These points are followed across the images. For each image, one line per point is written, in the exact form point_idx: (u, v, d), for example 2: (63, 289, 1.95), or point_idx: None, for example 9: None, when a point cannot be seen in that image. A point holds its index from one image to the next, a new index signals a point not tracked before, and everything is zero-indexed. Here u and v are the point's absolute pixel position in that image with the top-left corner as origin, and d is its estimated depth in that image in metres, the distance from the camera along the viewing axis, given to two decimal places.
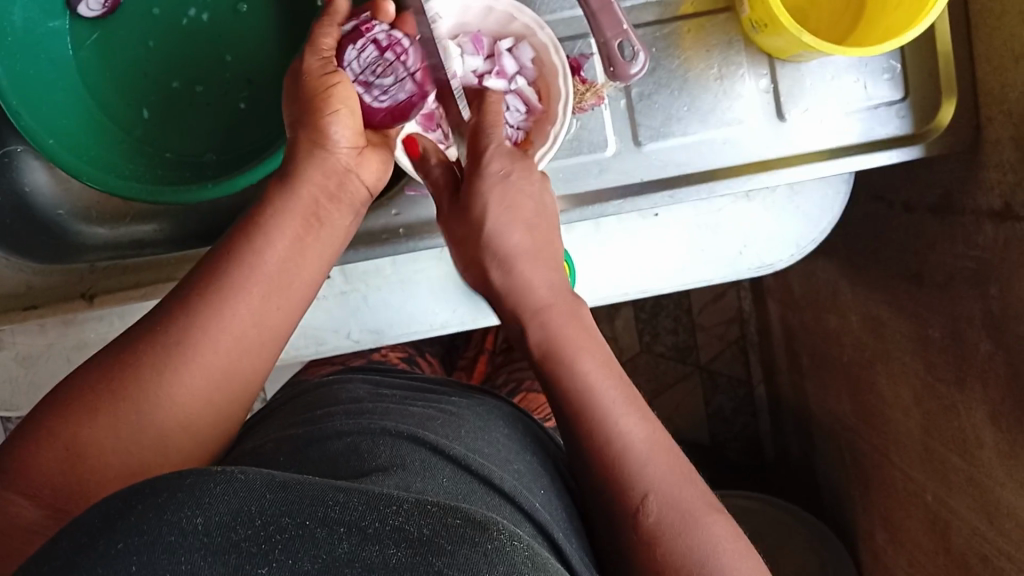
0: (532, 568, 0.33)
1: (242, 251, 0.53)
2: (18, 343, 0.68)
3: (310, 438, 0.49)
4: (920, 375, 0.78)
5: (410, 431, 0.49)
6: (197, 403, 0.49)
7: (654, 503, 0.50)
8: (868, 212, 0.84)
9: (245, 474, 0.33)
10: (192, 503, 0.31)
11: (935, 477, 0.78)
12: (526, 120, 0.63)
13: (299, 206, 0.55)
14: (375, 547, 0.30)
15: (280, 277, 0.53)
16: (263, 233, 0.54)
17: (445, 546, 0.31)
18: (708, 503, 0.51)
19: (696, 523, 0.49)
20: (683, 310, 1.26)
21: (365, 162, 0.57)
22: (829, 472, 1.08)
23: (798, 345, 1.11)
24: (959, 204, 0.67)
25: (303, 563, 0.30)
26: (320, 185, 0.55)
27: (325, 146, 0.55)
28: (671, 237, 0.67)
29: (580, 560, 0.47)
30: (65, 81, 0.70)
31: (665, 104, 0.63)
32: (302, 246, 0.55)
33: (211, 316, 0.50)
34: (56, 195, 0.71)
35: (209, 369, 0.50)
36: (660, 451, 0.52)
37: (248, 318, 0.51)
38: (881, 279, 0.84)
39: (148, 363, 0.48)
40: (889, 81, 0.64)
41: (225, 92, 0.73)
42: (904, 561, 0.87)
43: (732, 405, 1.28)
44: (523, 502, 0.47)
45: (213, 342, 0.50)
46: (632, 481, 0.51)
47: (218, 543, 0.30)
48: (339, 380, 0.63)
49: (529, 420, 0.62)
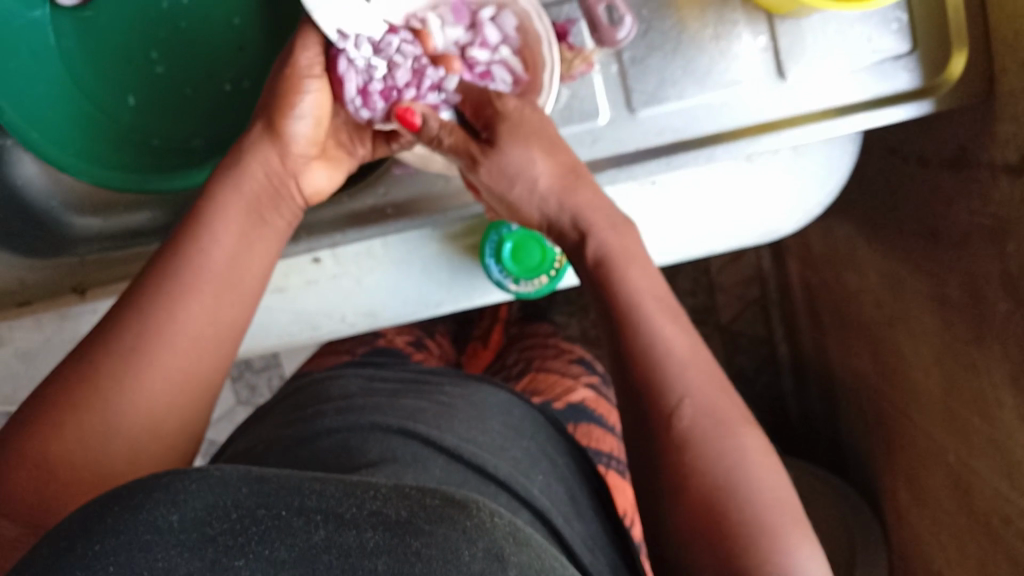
0: (515, 543, 0.31)
1: (185, 247, 0.53)
2: (16, 339, 0.67)
3: (303, 436, 0.49)
4: (940, 334, 0.75)
5: (400, 424, 0.49)
6: (158, 404, 0.48)
7: (689, 409, 0.50)
8: (883, 167, 0.81)
9: (221, 470, 0.31)
10: (168, 501, 0.30)
11: (956, 439, 0.76)
12: (512, 91, 0.61)
13: (245, 204, 0.55)
14: (351, 532, 0.29)
15: (223, 278, 0.53)
16: (205, 237, 0.53)
17: (423, 527, 0.30)
18: (742, 414, 0.51)
19: (725, 435, 0.50)
20: (701, 271, 1.24)
21: (313, 168, 0.59)
22: (852, 431, 1.06)
23: (817, 304, 1.08)
24: (975, 158, 0.64)
25: (279, 552, 0.28)
26: (269, 191, 0.57)
27: (280, 149, 0.57)
28: (673, 206, 0.65)
29: (584, 545, 0.46)
30: (49, 73, 0.69)
31: (659, 68, 0.61)
32: (248, 242, 0.55)
33: (160, 314, 0.50)
34: (48, 188, 0.70)
35: (167, 368, 0.49)
36: (695, 356, 0.53)
37: (200, 315, 0.51)
38: (898, 237, 0.81)
39: (108, 371, 0.48)
40: (897, 33, 0.60)
41: (210, 74, 0.71)
42: (928, 521, 0.86)
43: (754, 365, 1.26)
44: (519, 489, 0.46)
45: (170, 341, 0.50)
46: (668, 389, 0.51)
47: (193, 539, 0.28)
48: (337, 373, 0.63)
49: (526, 401, 0.61)
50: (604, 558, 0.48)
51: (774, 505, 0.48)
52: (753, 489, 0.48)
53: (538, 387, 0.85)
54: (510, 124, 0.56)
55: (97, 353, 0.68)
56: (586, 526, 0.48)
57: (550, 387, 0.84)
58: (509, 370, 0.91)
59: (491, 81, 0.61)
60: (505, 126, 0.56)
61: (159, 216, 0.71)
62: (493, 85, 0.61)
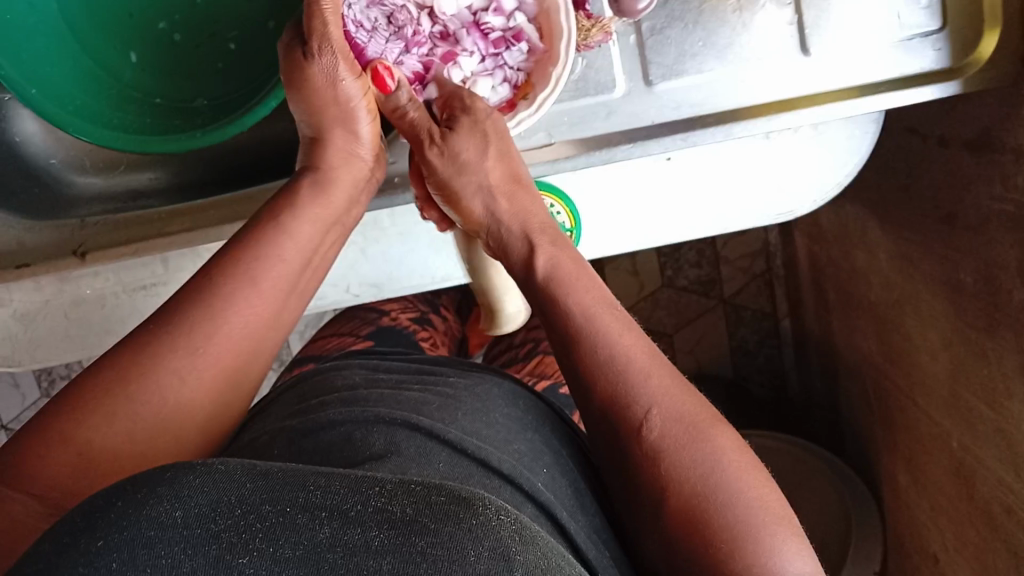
0: (521, 542, 0.30)
1: (262, 250, 0.52)
2: (14, 301, 0.65)
3: (305, 427, 0.48)
4: (950, 319, 0.74)
5: (404, 417, 0.47)
6: (211, 400, 0.48)
7: (658, 417, 0.47)
8: (901, 146, 0.79)
9: (226, 464, 0.32)
10: (171, 496, 0.30)
11: (960, 424, 0.75)
12: (528, 61, 0.58)
13: (327, 209, 0.56)
14: (357, 530, 0.29)
15: (293, 277, 0.53)
16: (286, 233, 0.53)
17: (427, 525, 0.29)
18: (710, 413, 0.48)
19: (702, 436, 0.46)
20: (707, 243, 1.22)
21: (377, 167, 0.60)
22: (853, 409, 1.05)
23: (824, 280, 1.07)
24: (999, 142, 0.63)
25: (284, 549, 0.28)
26: (348, 193, 0.58)
27: (350, 158, 0.58)
28: (684, 182, 0.63)
29: (586, 537, 0.45)
30: (47, 24, 0.66)
31: (679, 39, 0.59)
32: (321, 244, 0.56)
33: (231, 309, 0.50)
34: (48, 145, 0.70)
35: (225, 363, 0.49)
36: (654, 364, 0.50)
37: (267, 311, 0.51)
38: (913, 218, 0.79)
39: (166, 362, 0.47)
40: (927, 9, 0.58)
41: (213, 32, 0.69)
42: (926, 503, 0.85)
43: (756, 338, 1.26)
44: (523, 482, 0.45)
45: (229, 341, 0.49)
46: (633, 400, 0.48)
47: (198, 535, 0.28)
48: (340, 365, 0.62)
49: (522, 389, 0.60)
50: (606, 552, 0.47)
51: (755, 508, 0.44)
52: (734, 491, 0.45)
53: (545, 370, 0.83)
54: (471, 123, 0.57)
55: (97, 319, 0.66)
56: (582, 516, 0.48)
57: (555, 369, 0.82)
58: (518, 350, 0.89)
59: (507, 51, 0.59)
60: (464, 123, 0.57)
61: (161, 177, 0.72)
62: (511, 55, 0.59)
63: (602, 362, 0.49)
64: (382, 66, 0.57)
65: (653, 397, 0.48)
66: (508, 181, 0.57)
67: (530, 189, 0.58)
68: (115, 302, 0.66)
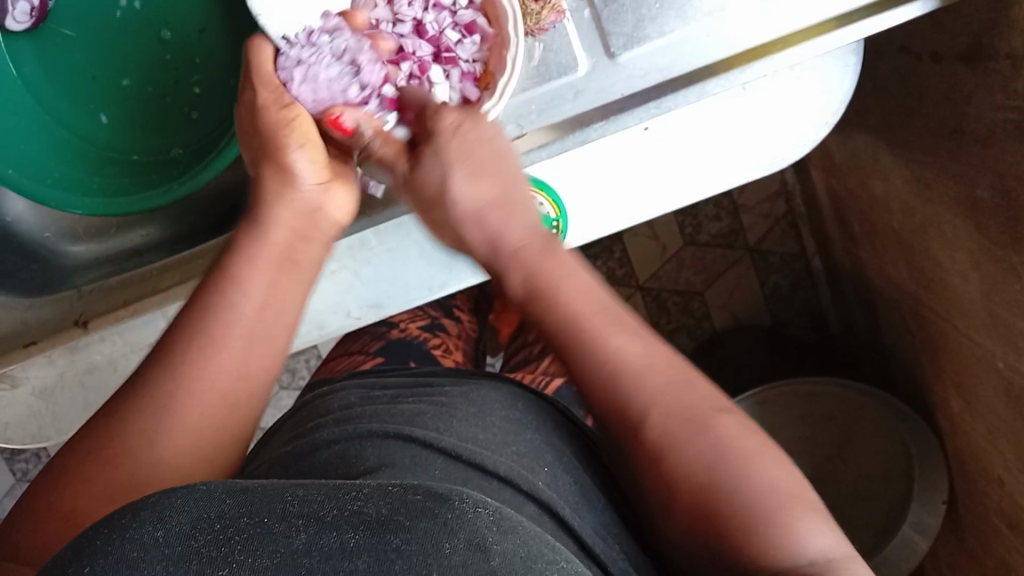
0: (499, 532, 0.32)
1: (212, 297, 0.50)
2: (32, 378, 0.66)
3: (302, 450, 0.50)
4: (974, 238, 0.71)
5: (398, 430, 0.49)
6: (189, 459, 0.47)
7: (656, 422, 0.47)
8: (896, 66, 0.77)
9: (207, 485, 0.33)
10: (154, 518, 0.31)
11: (1001, 342, 0.71)
12: (481, 51, 0.57)
13: (273, 246, 0.53)
14: (332, 533, 0.30)
15: (261, 324, 0.51)
16: (234, 281, 0.51)
17: (403, 522, 0.31)
18: (716, 405, 0.48)
19: (703, 426, 0.46)
20: (723, 194, 1.20)
21: (332, 195, 0.56)
22: (897, 338, 1.01)
23: (846, 212, 1.03)
24: (990, 50, 0.61)
25: (262, 559, 0.29)
26: (295, 225, 0.54)
27: (291, 184, 0.55)
28: (666, 149, 0.61)
29: (593, 532, 0.47)
30: (17, 104, 0.67)
31: (635, 5, 0.56)
32: (279, 286, 0.52)
33: (184, 378, 0.47)
34: (40, 221, 0.72)
35: (200, 420, 0.47)
36: (659, 367, 0.49)
37: (232, 368, 0.49)
38: (920, 138, 0.76)
39: (133, 426, 0.46)
40: None
41: (177, 79, 0.68)
42: (983, 428, 0.81)
43: (789, 282, 1.22)
44: (523, 483, 0.46)
45: (203, 396, 0.48)
46: (634, 396, 0.48)
47: (179, 552, 0.30)
48: (337, 388, 0.64)
49: (528, 393, 0.61)
50: (616, 544, 0.49)
51: (784, 485, 0.44)
52: (745, 472, 0.44)
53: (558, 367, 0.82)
54: (434, 146, 0.53)
55: (112, 383, 0.67)
56: (590, 514, 0.49)
57: None
58: (533, 347, 0.88)
59: (458, 45, 0.58)
60: (429, 149, 0.53)
61: (155, 232, 0.74)
62: (462, 48, 0.58)
63: (596, 369, 0.49)
64: (337, 114, 0.55)
65: (649, 397, 0.47)
66: (486, 201, 0.52)
67: (522, 204, 0.53)
68: (126, 364, 0.66)
